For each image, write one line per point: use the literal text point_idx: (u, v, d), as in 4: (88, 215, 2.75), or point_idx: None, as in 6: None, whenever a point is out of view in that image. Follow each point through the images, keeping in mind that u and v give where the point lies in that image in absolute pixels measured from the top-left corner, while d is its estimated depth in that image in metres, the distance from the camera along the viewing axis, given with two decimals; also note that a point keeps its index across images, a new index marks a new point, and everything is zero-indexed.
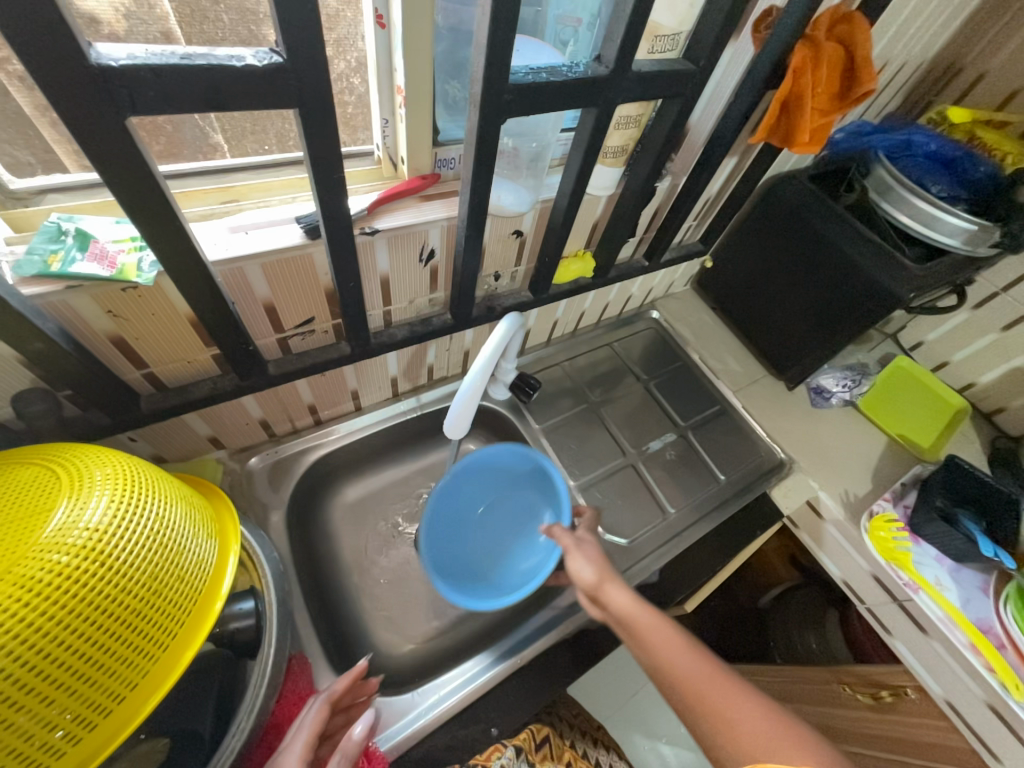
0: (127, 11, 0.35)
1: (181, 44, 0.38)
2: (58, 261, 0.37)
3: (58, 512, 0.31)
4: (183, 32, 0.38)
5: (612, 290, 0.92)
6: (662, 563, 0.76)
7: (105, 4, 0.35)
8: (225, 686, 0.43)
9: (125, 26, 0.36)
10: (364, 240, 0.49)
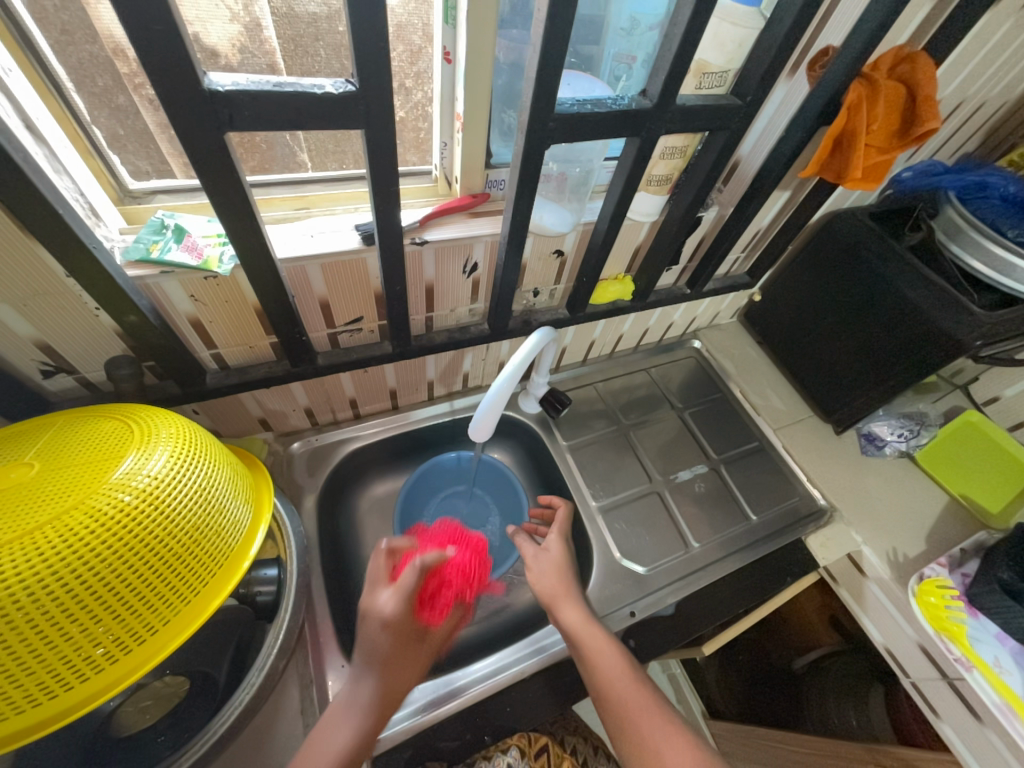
0: (242, 46, 0.42)
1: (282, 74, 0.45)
2: (158, 248, 0.44)
3: (128, 459, 0.36)
4: (289, 64, 0.45)
5: (652, 316, 0.92)
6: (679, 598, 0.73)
7: (226, 41, 0.41)
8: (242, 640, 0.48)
9: (239, 58, 0.43)
10: (413, 249, 0.53)
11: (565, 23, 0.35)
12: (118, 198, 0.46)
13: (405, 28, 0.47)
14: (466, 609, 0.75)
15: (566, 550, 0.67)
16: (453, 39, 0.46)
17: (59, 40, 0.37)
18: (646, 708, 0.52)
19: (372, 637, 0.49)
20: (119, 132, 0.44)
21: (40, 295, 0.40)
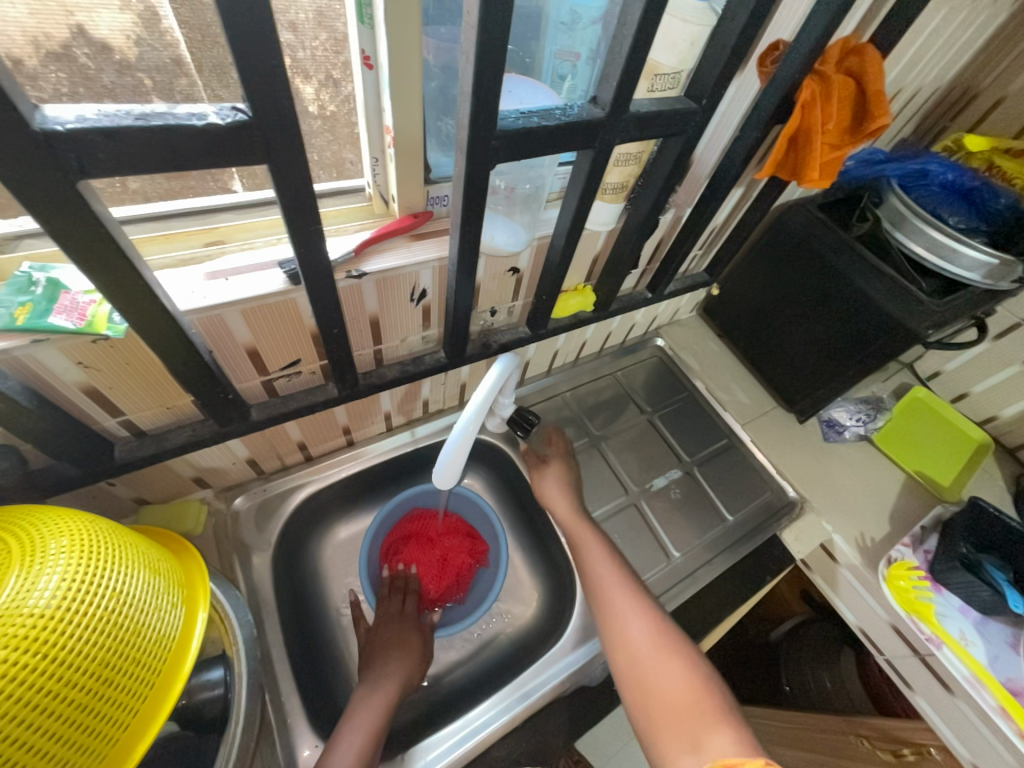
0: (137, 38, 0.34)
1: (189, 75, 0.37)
2: (26, 312, 0.35)
3: (5, 591, 0.29)
4: (194, 66, 0.37)
5: (614, 321, 0.90)
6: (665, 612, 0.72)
7: (117, 32, 0.34)
8: None
9: (136, 52, 0.35)
10: (350, 283, 0.47)
11: (499, 30, 0.30)
12: None
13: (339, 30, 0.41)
14: (448, 651, 0.71)
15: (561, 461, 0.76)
16: (375, 40, 0.40)
17: None
18: (621, 590, 0.61)
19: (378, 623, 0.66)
20: None
21: None
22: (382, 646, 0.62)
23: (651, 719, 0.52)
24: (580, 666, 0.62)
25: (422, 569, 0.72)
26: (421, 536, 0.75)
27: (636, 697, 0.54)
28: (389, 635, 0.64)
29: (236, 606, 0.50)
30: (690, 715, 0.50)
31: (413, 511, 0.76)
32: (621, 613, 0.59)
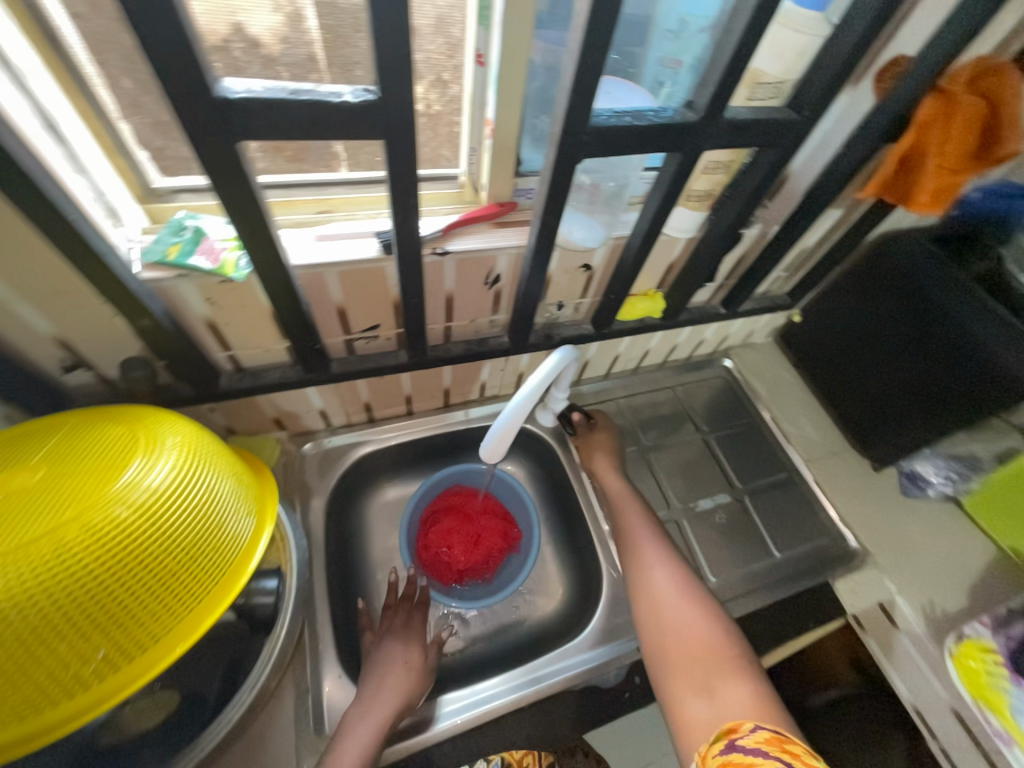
0: (289, 30, 0.40)
1: (326, 63, 0.42)
2: (176, 250, 0.43)
3: (131, 467, 0.35)
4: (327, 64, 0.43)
5: (681, 334, 0.88)
6: None
7: (268, 31, 0.40)
8: (235, 657, 0.51)
9: (281, 45, 0.41)
10: (433, 259, 0.51)
11: (604, 32, 0.32)
12: (140, 196, 0.45)
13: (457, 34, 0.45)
14: (467, 626, 0.73)
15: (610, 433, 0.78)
16: (490, 41, 0.44)
17: (79, 13, 0.34)
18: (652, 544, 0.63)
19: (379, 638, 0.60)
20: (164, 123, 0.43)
21: (57, 295, 0.41)
22: (380, 659, 0.56)
23: (665, 657, 0.53)
24: (594, 667, 0.62)
25: (455, 543, 0.74)
26: (459, 508, 0.77)
27: (655, 640, 0.56)
28: (388, 650, 0.58)
29: (294, 535, 0.56)
30: (706, 660, 0.51)
31: (456, 483, 0.79)
32: (649, 562, 0.62)
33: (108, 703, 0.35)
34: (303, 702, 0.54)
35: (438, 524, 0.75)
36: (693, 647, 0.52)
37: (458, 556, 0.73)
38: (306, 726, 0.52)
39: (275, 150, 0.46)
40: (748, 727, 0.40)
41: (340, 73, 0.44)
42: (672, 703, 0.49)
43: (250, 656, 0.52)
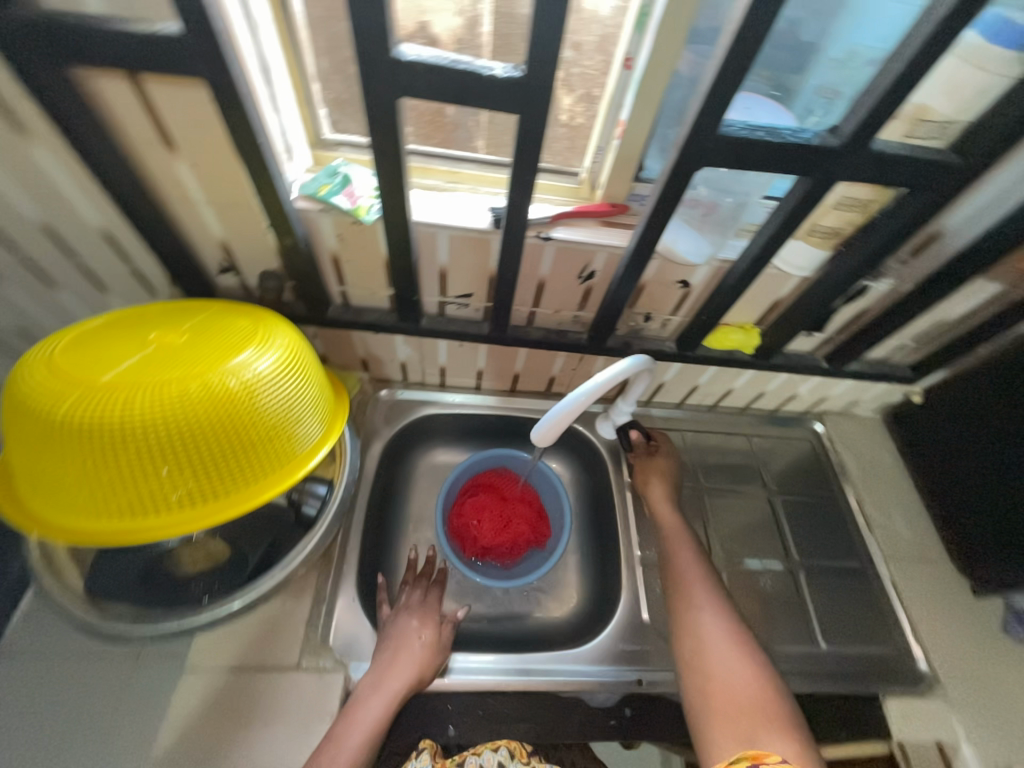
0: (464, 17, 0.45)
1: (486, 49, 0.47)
2: (325, 189, 0.51)
3: (245, 351, 0.42)
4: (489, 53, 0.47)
5: (772, 381, 0.80)
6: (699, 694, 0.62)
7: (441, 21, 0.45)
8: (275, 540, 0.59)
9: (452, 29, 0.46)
10: (536, 242, 0.54)
11: (754, 43, 0.33)
12: (313, 142, 0.54)
13: (610, 39, 0.48)
14: (475, 601, 0.74)
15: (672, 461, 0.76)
16: (642, 46, 0.45)
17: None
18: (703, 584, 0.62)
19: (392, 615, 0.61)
20: (343, 84, 0.50)
21: (232, 206, 0.50)
22: (394, 634, 0.58)
23: (707, 702, 0.52)
24: (586, 683, 0.62)
25: (485, 519, 0.76)
26: (497, 489, 0.79)
27: (694, 677, 0.55)
28: (400, 628, 0.59)
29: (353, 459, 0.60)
30: (749, 709, 0.51)
31: (500, 466, 0.80)
32: (698, 605, 0.60)
33: (169, 537, 0.39)
34: (319, 611, 0.59)
35: (473, 498, 0.77)
36: (735, 694, 0.52)
37: (483, 532, 0.75)
38: (316, 631, 0.58)
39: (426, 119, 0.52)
40: (776, 760, 0.44)
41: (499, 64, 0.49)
42: (705, 742, 0.50)
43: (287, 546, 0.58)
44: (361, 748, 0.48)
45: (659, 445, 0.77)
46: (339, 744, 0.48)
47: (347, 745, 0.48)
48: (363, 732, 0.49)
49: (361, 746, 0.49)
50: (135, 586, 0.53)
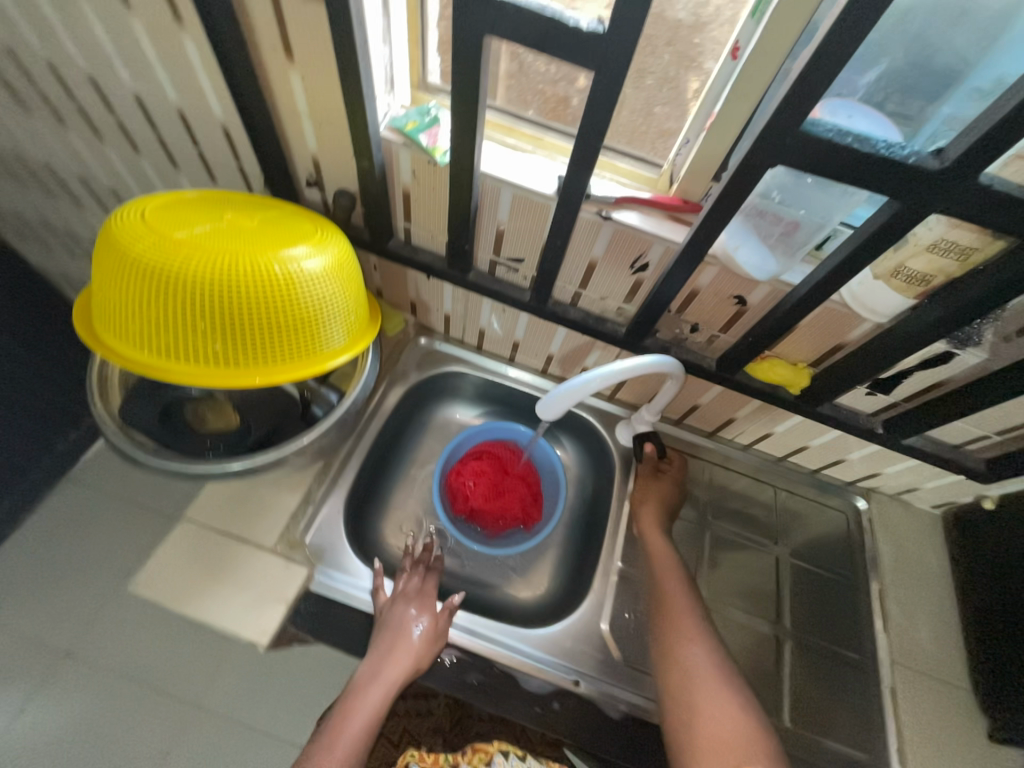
0: None
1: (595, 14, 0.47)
2: (412, 125, 0.54)
3: (300, 247, 0.46)
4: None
5: (819, 437, 0.73)
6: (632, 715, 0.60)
7: None
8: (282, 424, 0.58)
9: None
10: (594, 220, 0.54)
11: (858, 30, 0.30)
12: (417, 84, 0.56)
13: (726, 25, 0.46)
14: (449, 555, 0.76)
15: (678, 484, 0.72)
16: (754, 35, 0.42)
17: None
18: (689, 613, 0.60)
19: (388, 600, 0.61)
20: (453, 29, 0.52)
21: (328, 123, 0.54)
22: (391, 625, 0.59)
23: (693, 735, 0.51)
24: (523, 663, 0.62)
25: (479, 486, 0.77)
26: (501, 461, 0.80)
27: (679, 707, 0.54)
28: (394, 619, 0.59)
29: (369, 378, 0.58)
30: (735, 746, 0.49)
31: (506, 435, 0.82)
32: (687, 634, 0.58)
33: (192, 385, 0.44)
34: (305, 509, 0.65)
35: (473, 463, 0.79)
36: (721, 730, 0.50)
37: (474, 496, 0.76)
38: (296, 525, 0.64)
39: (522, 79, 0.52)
40: None
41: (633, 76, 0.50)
42: None
43: (289, 432, 0.57)
44: (360, 734, 0.53)
45: (671, 465, 0.74)
46: (340, 731, 0.53)
47: (347, 734, 0.53)
48: (361, 720, 0.54)
49: (359, 734, 0.53)
50: (153, 423, 0.54)
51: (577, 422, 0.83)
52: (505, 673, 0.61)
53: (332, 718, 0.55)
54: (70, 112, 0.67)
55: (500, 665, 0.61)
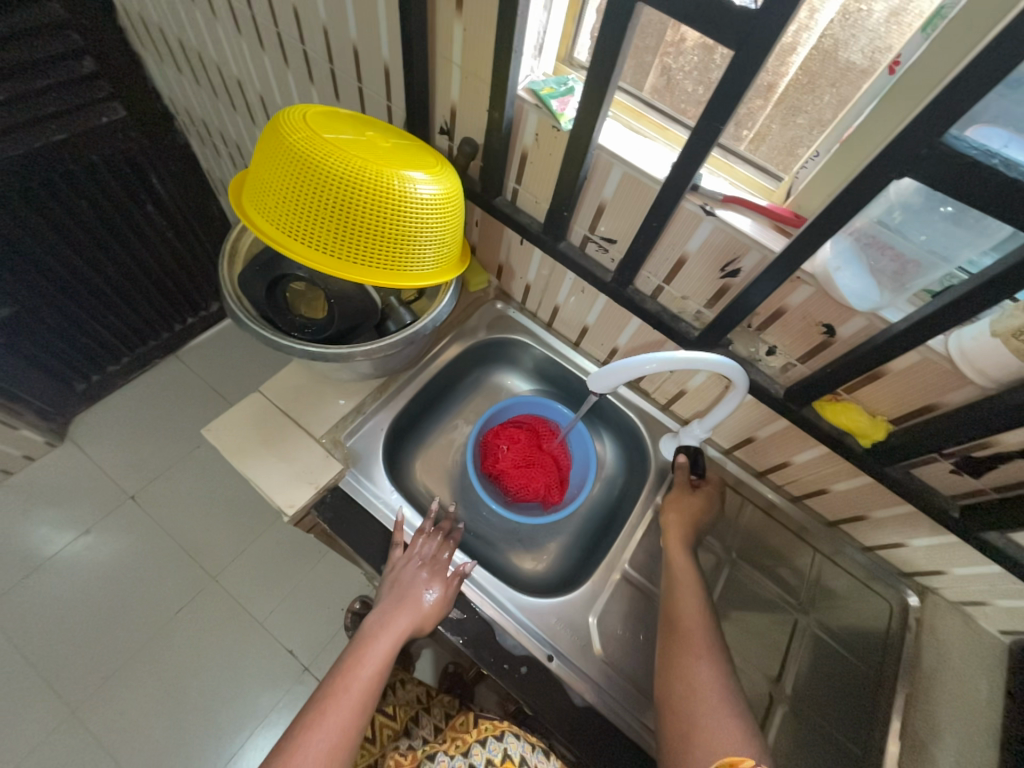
0: None
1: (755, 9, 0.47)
2: (548, 90, 0.57)
3: (420, 173, 0.51)
4: (767, 75, 0.48)
5: (880, 509, 0.67)
6: (593, 710, 0.58)
7: None
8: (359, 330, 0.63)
9: None
10: (695, 213, 0.54)
11: None
12: (562, 57, 0.59)
13: None
14: (466, 504, 0.79)
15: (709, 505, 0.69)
16: (919, 50, 0.38)
17: None
18: (704, 631, 0.57)
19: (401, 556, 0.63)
20: None
21: (473, 76, 0.59)
22: (402, 583, 0.60)
23: (688, 747, 0.49)
24: (503, 620, 0.63)
25: (511, 452, 0.79)
26: (537, 436, 0.82)
27: (678, 720, 0.52)
28: (406, 578, 0.61)
29: (440, 312, 0.62)
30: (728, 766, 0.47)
31: (544, 415, 0.83)
32: (694, 653, 0.55)
33: (298, 262, 0.50)
34: (355, 417, 0.71)
35: (510, 431, 0.81)
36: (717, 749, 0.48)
37: (503, 460, 0.78)
38: (344, 426, 0.70)
39: (660, 82, 0.54)
40: None
41: (783, 113, 0.50)
42: None
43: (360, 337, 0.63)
44: (367, 685, 0.55)
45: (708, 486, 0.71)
46: (353, 677, 0.55)
47: (356, 680, 0.55)
48: (373, 666, 0.56)
49: (370, 679, 0.55)
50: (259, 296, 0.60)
51: (622, 422, 0.83)
52: (483, 622, 0.62)
53: (341, 666, 0.57)
54: (270, 35, 0.79)
55: (481, 613, 0.63)
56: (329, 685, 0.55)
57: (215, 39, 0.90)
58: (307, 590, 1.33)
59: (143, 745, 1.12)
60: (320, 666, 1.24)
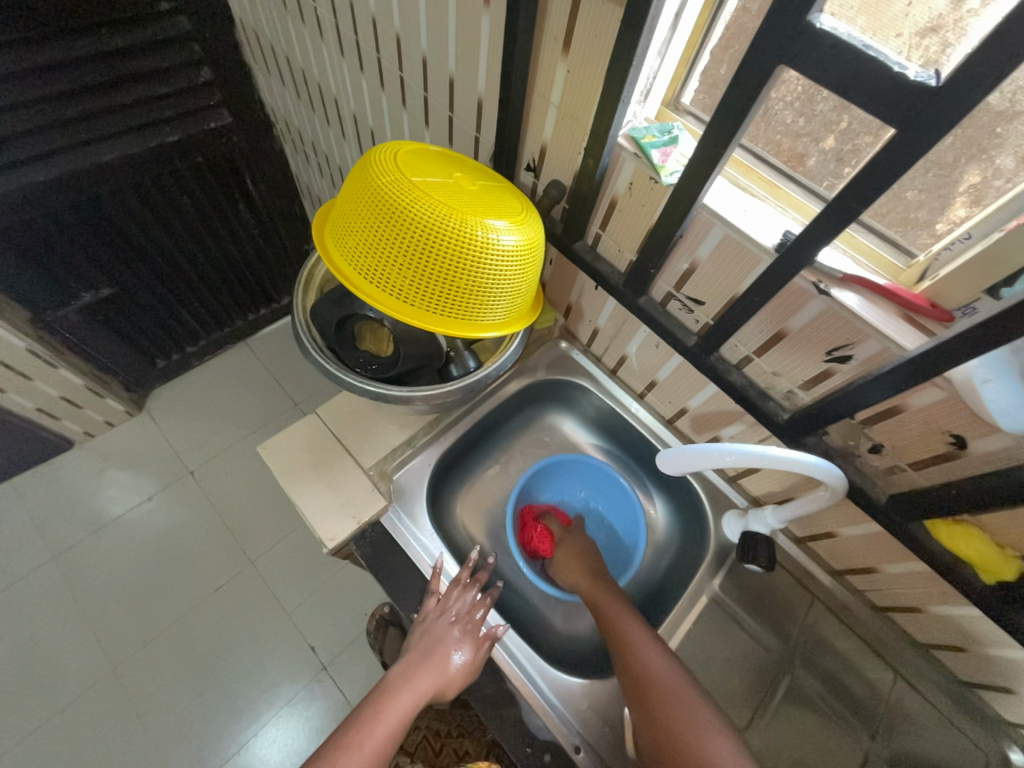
0: None
1: None
2: (649, 138, 0.52)
3: (503, 222, 0.48)
4: None
5: (987, 647, 0.56)
6: None
7: None
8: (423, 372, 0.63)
9: None
10: (805, 290, 0.47)
11: None
12: (668, 101, 0.55)
13: None
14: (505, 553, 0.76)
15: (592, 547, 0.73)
16: None
17: None
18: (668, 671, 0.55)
19: (433, 607, 0.61)
20: None
21: (570, 118, 0.56)
22: (431, 638, 0.58)
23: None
24: (531, 696, 0.58)
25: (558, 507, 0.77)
26: None
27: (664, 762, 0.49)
28: (435, 633, 0.58)
29: (507, 362, 0.59)
30: None
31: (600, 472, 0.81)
32: (661, 695, 0.53)
33: (370, 304, 0.49)
34: (405, 449, 0.70)
35: None
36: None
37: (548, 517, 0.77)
38: (392, 458, 0.69)
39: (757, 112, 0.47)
40: None
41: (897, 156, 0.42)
42: None
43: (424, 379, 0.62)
44: (383, 743, 0.53)
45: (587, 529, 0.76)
46: (370, 731, 0.53)
47: (373, 737, 0.53)
48: (390, 724, 0.54)
49: (386, 739, 0.53)
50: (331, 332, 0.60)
51: (684, 490, 0.78)
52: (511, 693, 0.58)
53: (359, 716, 0.55)
54: (370, 59, 0.80)
55: (509, 684, 0.59)
56: (344, 734, 0.53)
57: (319, 59, 0.94)
58: (335, 589, 1.35)
59: (171, 714, 1.17)
60: (337, 668, 1.25)
